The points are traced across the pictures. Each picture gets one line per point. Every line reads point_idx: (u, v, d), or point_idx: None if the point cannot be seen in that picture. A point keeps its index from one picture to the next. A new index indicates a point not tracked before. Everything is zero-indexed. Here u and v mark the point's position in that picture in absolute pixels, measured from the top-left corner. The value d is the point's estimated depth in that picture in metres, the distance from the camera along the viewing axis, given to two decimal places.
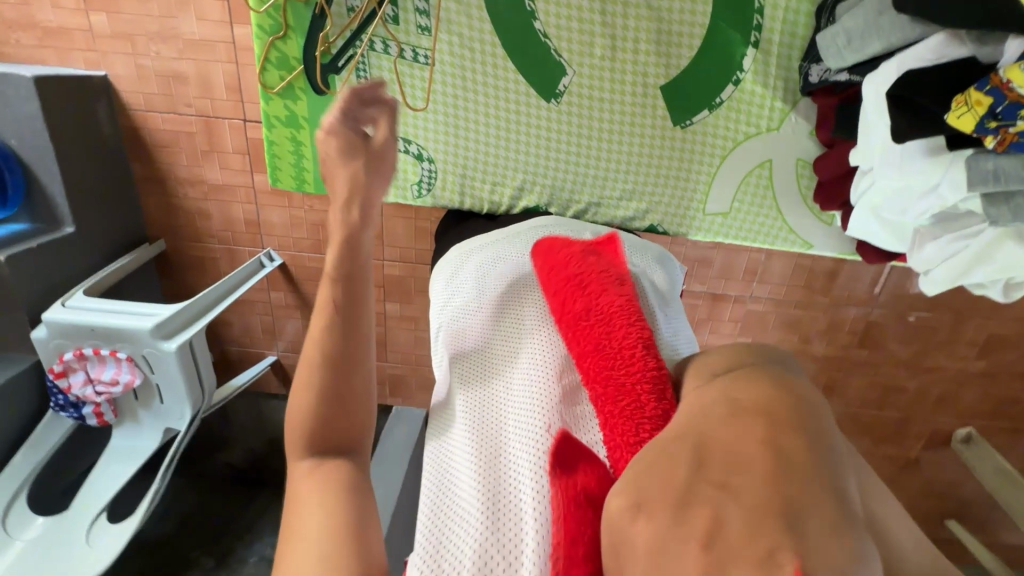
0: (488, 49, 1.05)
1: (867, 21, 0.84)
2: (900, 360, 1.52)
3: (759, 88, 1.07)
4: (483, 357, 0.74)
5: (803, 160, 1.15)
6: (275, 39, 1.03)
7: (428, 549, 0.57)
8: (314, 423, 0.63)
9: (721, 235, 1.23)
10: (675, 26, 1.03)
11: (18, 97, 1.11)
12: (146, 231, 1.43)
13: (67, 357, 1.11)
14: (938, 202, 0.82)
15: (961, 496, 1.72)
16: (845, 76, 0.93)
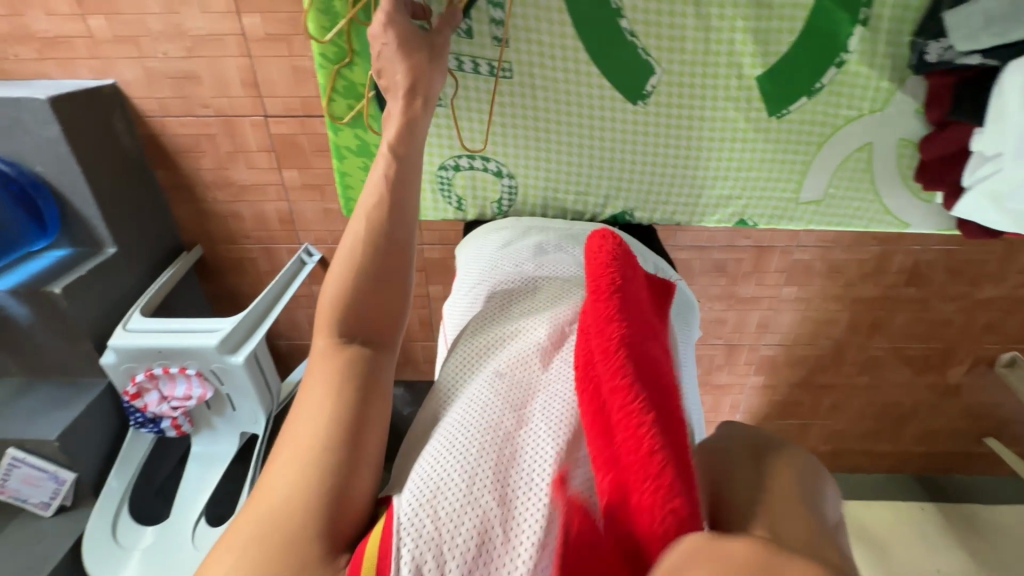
0: (568, 55, 0.91)
1: (1016, 4, 0.73)
2: (947, 292, 1.51)
3: (867, 68, 0.90)
4: (526, 325, 0.67)
5: (909, 141, 0.96)
6: (340, 66, 0.92)
7: (418, 483, 0.49)
8: (344, 306, 0.62)
9: (812, 225, 1.07)
10: (779, 2, 0.86)
11: (37, 122, 1.07)
12: (181, 239, 1.41)
13: (138, 379, 1.14)
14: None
15: (1001, 414, 1.77)
16: (975, 59, 0.80)
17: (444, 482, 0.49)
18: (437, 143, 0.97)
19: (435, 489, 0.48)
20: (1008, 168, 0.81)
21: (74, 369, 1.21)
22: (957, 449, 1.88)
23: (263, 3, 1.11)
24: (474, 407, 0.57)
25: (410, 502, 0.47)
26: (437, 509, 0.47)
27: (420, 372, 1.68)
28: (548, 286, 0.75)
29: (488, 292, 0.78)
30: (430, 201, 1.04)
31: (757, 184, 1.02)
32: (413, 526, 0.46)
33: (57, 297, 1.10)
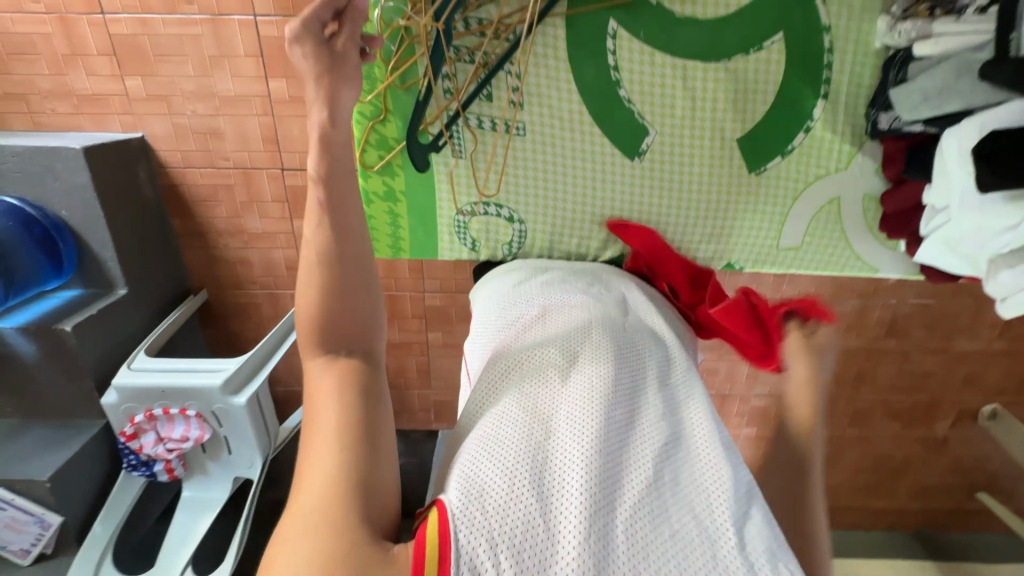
0: (572, 116, 1.01)
1: (945, 83, 0.80)
2: (926, 345, 1.58)
3: (832, 133, 1.02)
4: (541, 350, 0.75)
5: (871, 196, 1.07)
6: (374, 122, 1.00)
7: (464, 487, 0.57)
8: (326, 324, 0.68)
9: (793, 270, 1.15)
10: (753, 78, 0.98)
11: (68, 169, 1.14)
12: (189, 283, 1.45)
13: (137, 420, 1.14)
14: (1017, 240, 0.76)
15: (990, 468, 1.79)
16: (918, 128, 0.90)
17: (487, 487, 0.56)
18: (453, 190, 1.06)
19: (480, 493, 0.55)
20: (956, 219, 0.84)
21: (72, 410, 1.20)
22: (951, 505, 1.88)
23: (290, 69, 1.22)
24: (499, 422, 0.65)
25: (459, 502, 0.55)
26: (484, 509, 0.54)
27: (416, 421, 1.68)
28: (555, 312, 0.83)
29: (504, 322, 0.85)
30: (444, 243, 1.11)
31: (743, 232, 1.10)
32: (466, 522, 0.53)
33: (66, 335, 1.12)
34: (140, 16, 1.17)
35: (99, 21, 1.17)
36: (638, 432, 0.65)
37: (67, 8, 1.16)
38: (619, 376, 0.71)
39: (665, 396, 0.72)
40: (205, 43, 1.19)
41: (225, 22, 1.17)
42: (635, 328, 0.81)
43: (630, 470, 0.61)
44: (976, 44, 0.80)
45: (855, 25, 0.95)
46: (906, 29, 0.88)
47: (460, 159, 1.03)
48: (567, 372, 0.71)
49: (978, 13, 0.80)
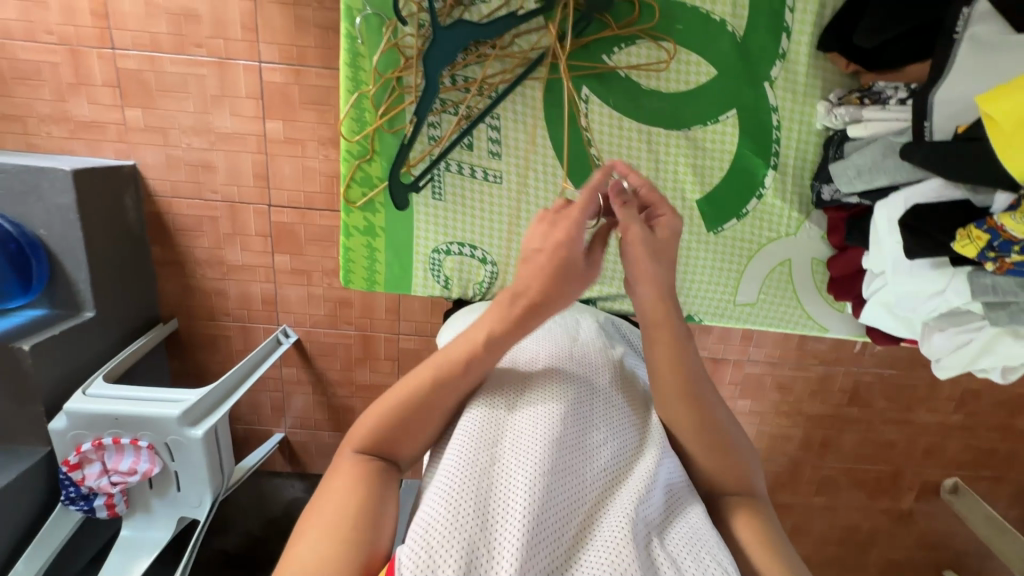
0: (547, 169, 1.08)
1: (875, 159, 0.88)
2: (886, 414, 1.63)
3: (782, 202, 1.09)
4: (494, 384, 0.75)
5: (819, 261, 1.13)
6: (360, 161, 1.05)
7: (410, 529, 0.56)
8: (375, 436, 0.69)
9: (750, 325, 1.19)
10: (710, 147, 1.07)
11: (54, 190, 1.15)
12: (160, 311, 1.43)
13: (84, 449, 1.09)
14: (944, 305, 0.85)
15: (957, 546, 1.78)
16: (855, 200, 0.97)
17: (433, 522, 0.55)
18: (434, 229, 1.10)
19: (427, 530, 0.54)
20: (890, 282, 0.91)
21: (14, 435, 1.16)
22: None
23: (288, 113, 1.28)
24: (449, 455, 0.65)
25: (407, 543, 0.54)
26: (432, 544, 0.53)
27: None
28: (509, 345, 0.84)
29: None
30: (418, 279, 1.13)
31: (703, 285, 1.16)
32: (413, 562, 0.52)
33: (23, 355, 1.10)
34: (149, 54, 1.23)
35: (109, 56, 1.23)
36: (585, 453, 0.67)
37: (80, 42, 1.22)
38: (571, 399, 0.72)
39: (613, 420, 0.73)
40: (209, 83, 1.26)
41: (231, 65, 1.24)
42: (590, 352, 0.83)
43: (572, 492, 0.62)
44: (899, 129, 0.88)
45: (798, 108, 1.04)
46: (840, 113, 0.96)
47: (441, 202, 1.09)
48: (515, 408, 0.71)
49: (900, 103, 0.89)
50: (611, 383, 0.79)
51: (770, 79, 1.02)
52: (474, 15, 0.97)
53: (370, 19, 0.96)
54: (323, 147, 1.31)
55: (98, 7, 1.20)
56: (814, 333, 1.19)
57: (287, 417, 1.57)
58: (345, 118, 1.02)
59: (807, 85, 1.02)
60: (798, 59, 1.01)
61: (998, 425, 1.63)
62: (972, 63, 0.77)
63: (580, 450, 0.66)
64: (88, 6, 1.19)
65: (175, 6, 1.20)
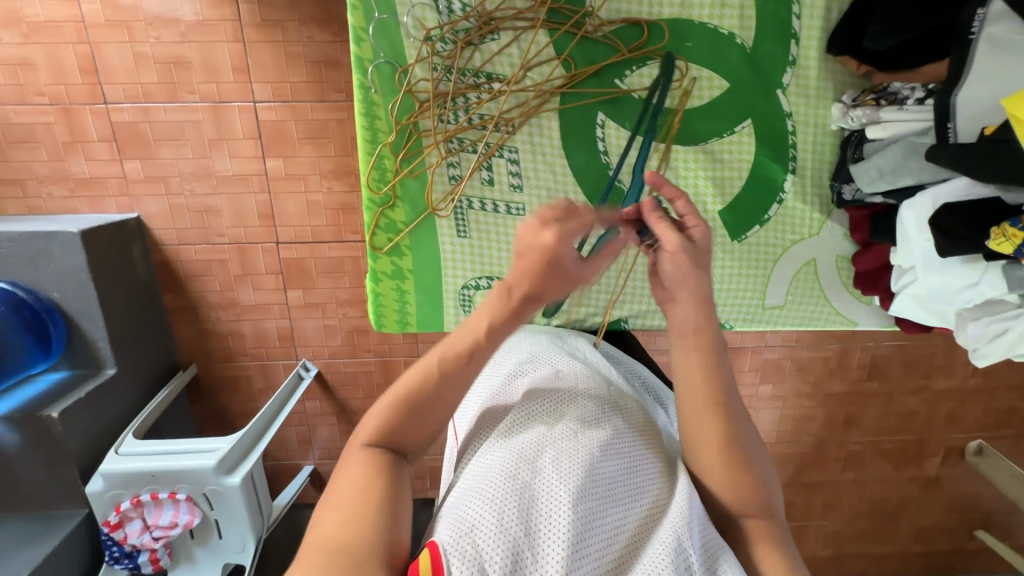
0: (570, 197, 1.08)
1: (898, 159, 0.89)
2: (905, 386, 1.64)
3: (802, 204, 1.10)
4: (534, 397, 0.75)
5: (843, 258, 1.14)
6: (383, 208, 1.05)
7: (452, 524, 0.56)
8: (383, 430, 0.66)
9: (779, 326, 1.20)
10: (728, 158, 1.07)
11: (64, 253, 1.15)
12: (179, 358, 1.43)
13: (123, 508, 1.09)
14: (979, 297, 0.86)
15: (986, 506, 1.81)
16: (880, 199, 0.97)
17: (477, 522, 0.55)
18: (463, 266, 1.10)
19: (472, 529, 0.54)
20: (921, 279, 0.92)
21: (52, 500, 1.18)
22: (952, 546, 1.87)
23: (287, 149, 1.27)
24: (489, 463, 0.65)
25: (449, 539, 0.54)
26: (475, 540, 0.54)
27: (410, 490, 1.62)
28: (548, 368, 0.84)
29: (501, 372, 0.86)
30: (449, 315, 1.14)
31: (730, 293, 1.16)
32: (457, 555, 0.52)
33: (53, 421, 1.10)
34: (143, 105, 1.22)
35: (102, 111, 1.22)
36: (628, 473, 0.65)
37: (72, 100, 1.21)
38: (614, 425, 0.70)
39: (650, 442, 0.71)
40: (205, 128, 1.25)
41: (226, 108, 1.24)
42: (623, 389, 0.82)
43: (612, 511, 0.60)
44: (919, 129, 0.90)
45: (813, 111, 1.05)
46: (857, 115, 0.97)
47: (466, 239, 1.09)
48: (557, 420, 0.70)
49: (918, 102, 0.90)
50: (646, 413, 0.77)
51: (783, 86, 1.03)
52: (484, 52, 0.98)
53: (382, 68, 0.97)
54: (326, 180, 1.31)
55: (86, 63, 1.19)
56: (842, 327, 1.20)
57: (315, 449, 1.57)
58: (367, 168, 1.02)
59: (820, 89, 1.03)
60: (808, 65, 1.02)
61: (1016, 384, 1.65)
62: (989, 64, 0.79)
63: (622, 465, 0.65)
64: (76, 63, 1.19)
65: (164, 56, 1.19)
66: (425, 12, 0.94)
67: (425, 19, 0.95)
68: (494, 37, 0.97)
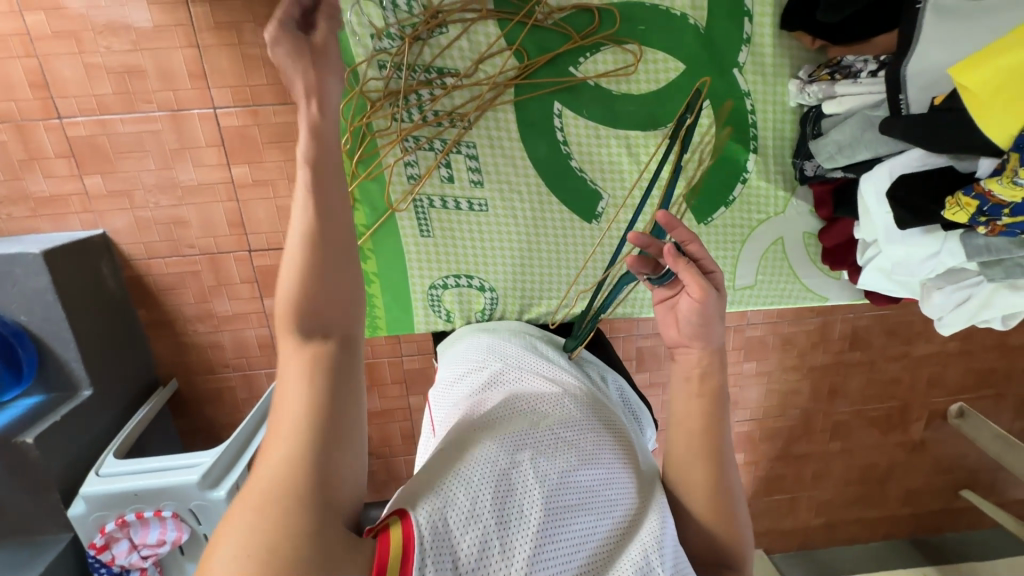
0: (533, 189, 1.07)
1: (855, 136, 0.90)
2: (886, 354, 1.67)
3: (766, 183, 1.10)
4: (517, 400, 0.75)
5: (810, 234, 1.15)
6: None
7: (425, 500, 0.54)
8: (297, 316, 0.56)
9: (751, 307, 1.20)
10: (689, 141, 1.07)
11: (26, 275, 1.12)
12: (158, 373, 1.41)
13: (109, 529, 1.08)
14: (941, 266, 0.87)
15: (970, 465, 1.85)
16: (840, 173, 0.98)
17: (451, 501, 0.54)
18: (429, 266, 1.09)
19: (445, 505, 0.53)
20: (884, 250, 0.92)
21: (36, 526, 1.16)
22: (941, 506, 1.91)
23: (252, 155, 1.25)
24: (465, 449, 0.63)
25: (423, 509, 0.52)
26: (447, 523, 0.52)
27: (405, 490, 1.62)
28: (533, 374, 0.84)
29: (484, 372, 0.85)
30: (419, 316, 1.13)
31: None
32: (429, 529, 0.50)
33: (29, 447, 1.08)
34: (99, 117, 1.19)
35: (56, 126, 1.19)
36: (606, 485, 0.64)
37: (24, 116, 1.17)
38: (596, 436, 0.70)
39: (628, 456, 0.71)
40: (166, 138, 1.22)
41: (186, 116, 1.20)
42: (607, 404, 0.82)
43: (586, 520, 0.59)
44: (872, 103, 0.90)
45: (770, 89, 1.05)
46: (813, 91, 0.96)
47: (430, 239, 1.08)
48: (538, 422, 0.70)
49: (871, 75, 0.90)
50: (627, 429, 0.77)
51: (739, 66, 1.03)
52: (434, 47, 0.96)
53: None
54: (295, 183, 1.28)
55: (36, 77, 1.15)
56: (815, 303, 1.21)
57: None
58: None
59: (775, 66, 1.03)
60: (763, 42, 1.01)
61: (993, 345, 1.68)
62: (936, 32, 0.79)
63: (598, 476, 0.64)
64: (25, 77, 1.15)
65: (117, 65, 1.16)
66: (372, 9, 0.93)
67: (370, 15, 0.92)
68: (443, 30, 0.95)
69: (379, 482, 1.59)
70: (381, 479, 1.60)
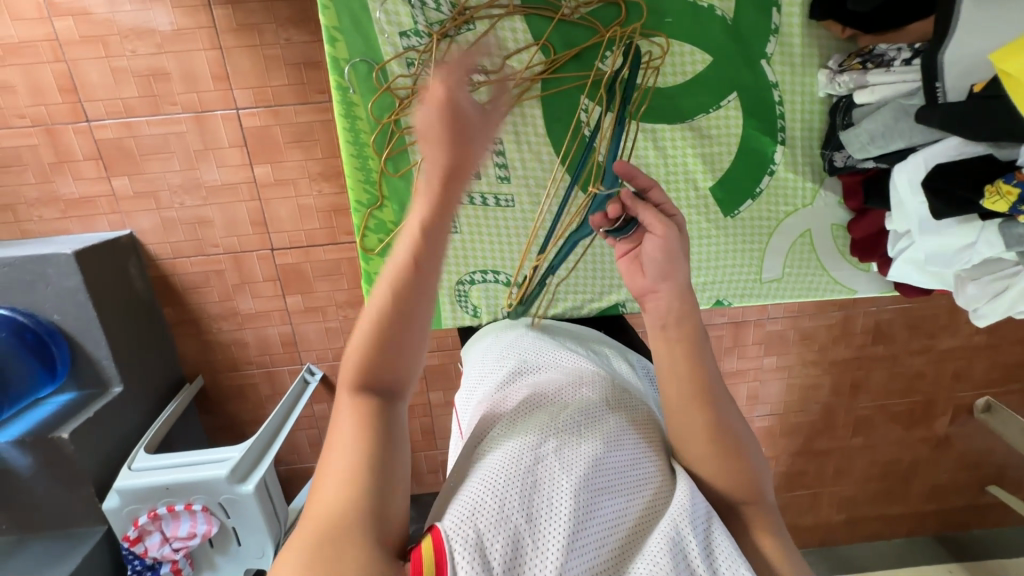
0: (558, 183, 1.07)
1: (888, 125, 0.88)
2: (910, 349, 1.64)
3: (794, 174, 1.09)
4: (536, 394, 0.75)
5: (838, 227, 1.13)
6: (371, 208, 1.05)
7: (454, 511, 0.55)
8: (364, 367, 0.56)
9: (778, 300, 1.19)
10: (716, 133, 1.06)
11: (59, 274, 1.15)
12: (184, 370, 1.43)
13: (141, 522, 1.11)
14: (977, 257, 0.86)
15: (997, 461, 1.81)
16: (872, 164, 0.96)
17: (480, 506, 0.54)
18: (456, 262, 1.10)
19: (474, 512, 0.53)
20: (918, 242, 0.92)
21: (71, 519, 1.20)
22: (966, 503, 1.88)
23: (273, 155, 1.26)
24: (490, 453, 0.64)
25: (452, 521, 0.53)
26: (477, 526, 0.52)
27: (424, 485, 1.63)
28: (551, 367, 0.83)
29: (503, 370, 0.86)
30: (446, 311, 1.14)
31: (726, 270, 1.16)
32: (460, 539, 0.51)
33: (64, 442, 1.11)
34: (125, 120, 1.21)
35: (85, 129, 1.21)
36: (632, 466, 0.63)
37: (54, 120, 1.20)
38: (617, 419, 0.69)
39: (650, 435, 0.70)
40: (190, 139, 1.24)
41: (209, 117, 1.22)
42: (628, 385, 0.81)
43: (615, 503, 0.59)
44: (906, 91, 0.88)
45: (798, 80, 1.03)
46: (844, 80, 0.96)
47: (457, 234, 1.09)
48: (559, 412, 0.70)
49: (905, 63, 0.88)
50: (648, 409, 0.76)
51: (767, 56, 1.02)
52: (460, 44, 0.96)
53: (358, 67, 0.96)
54: (315, 182, 1.30)
55: (65, 82, 1.18)
56: (842, 296, 1.19)
57: None
58: (351, 171, 1.02)
59: (804, 56, 1.02)
60: (791, 33, 1.00)
61: (1021, 339, 1.65)
62: (975, 18, 0.77)
63: (623, 458, 0.64)
64: (55, 82, 1.17)
65: (142, 68, 1.18)
66: (398, 8, 0.93)
67: (398, 14, 0.93)
68: (470, 27, 0.95)
69: None
70: None
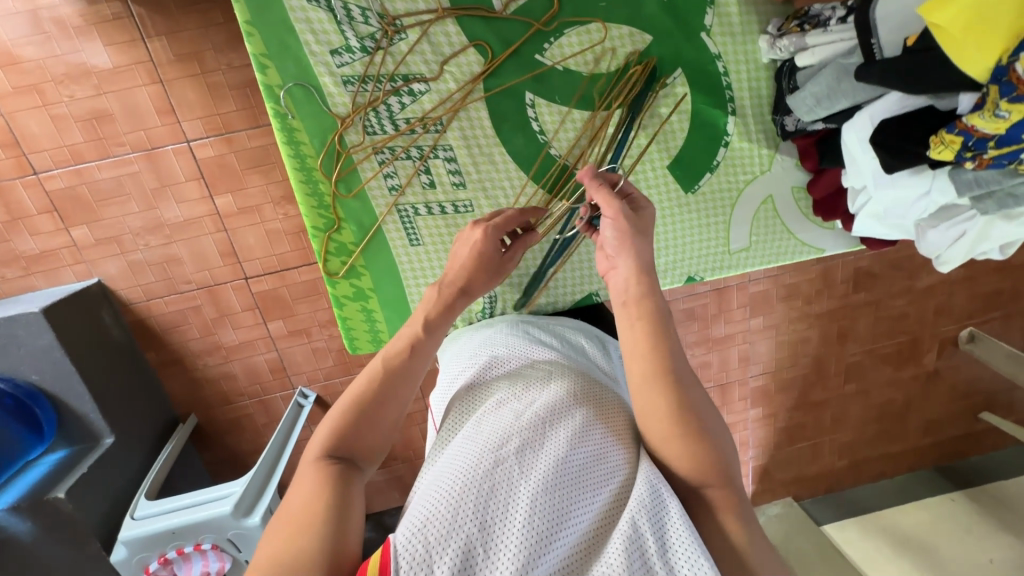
0: (515, 181, 1.07)
1: (831, 85, 0.90)
2: (891, 291, 1.67)
3: (748, 143, 1.10)
4: (504, 395, 0.77)
5: (799, 188, 1.15)
6: (330, 232, 1.04)
7: (409, 525, 0.57)
8: (337, 437, 0.69)
9: (748, 268, 1.20)
10: (666, 112, 1.05)
11: (31, 333, 1.13)
12: (176, 411, 1.42)
13: (152, 569, 1.10)
14: (932, 205, 0.88)
15: (987, 387, 1.86)
16: (821, 125, 0.98)
17: (432, 516, 0.56)
18: (424, 275, 1.10)
19: (424, 525, 0.55)
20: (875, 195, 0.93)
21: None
22: (962, 431, 1.93)
23: (233, 182, 1.24)
24: (453, 462, 0.66)
25: (404, 533, 0.55)
26: (429, 536, 0.54)
27: None
28: (521, 363, 0.85)
29: (476, 368, 0.88)
30: None
31: (695, 245, 1.16)
32: (409, 554, 0.53)
33: (60, 502, 1.10)
34: (75, 167, 1.18)
35: (34, 182, 1.18)
36: (597, 462, 0.65)
37: (1, 176, 1.16)
38: (583, 416, 0.71)
39: (615, 429, 0.71)
40: (144, 178, 1.21)
41: (161, 154, 1.19)
42: (596, 379, 0.82)
43: (576, 501, 0.60)
44: (845, 50, 0.90)
45: (740, 49, 1.04)
46: (784, 45, 0.97)
47: (420, 246, 1.09)
48: (524, 412, 0.71)
49: (840, 22, 0.90)
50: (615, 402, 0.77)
51: (706, 29, 1.01)
52: (395, 55, 0.95)
53: (294, 92, 0.94)
54: (280, 206, 1.28)
55: (5, 136, 1.14)
56: (812, 256, 1.21)
57: None
58: (303, 197, 1.00)
59: (743, 24, 1.02)
60: (728, 3, 1.00)
61: (996, 268, 1.68)
62: None
63: (587, 456, 0.65)
64: None
65: (83, 112, 1.14)
66: (327, 26, 0.91)
67: (327, 33, 0.91)
68: (402, 37, 0.94)
69: (407, 486, 1.61)
70: (409, 483, 1.61)
